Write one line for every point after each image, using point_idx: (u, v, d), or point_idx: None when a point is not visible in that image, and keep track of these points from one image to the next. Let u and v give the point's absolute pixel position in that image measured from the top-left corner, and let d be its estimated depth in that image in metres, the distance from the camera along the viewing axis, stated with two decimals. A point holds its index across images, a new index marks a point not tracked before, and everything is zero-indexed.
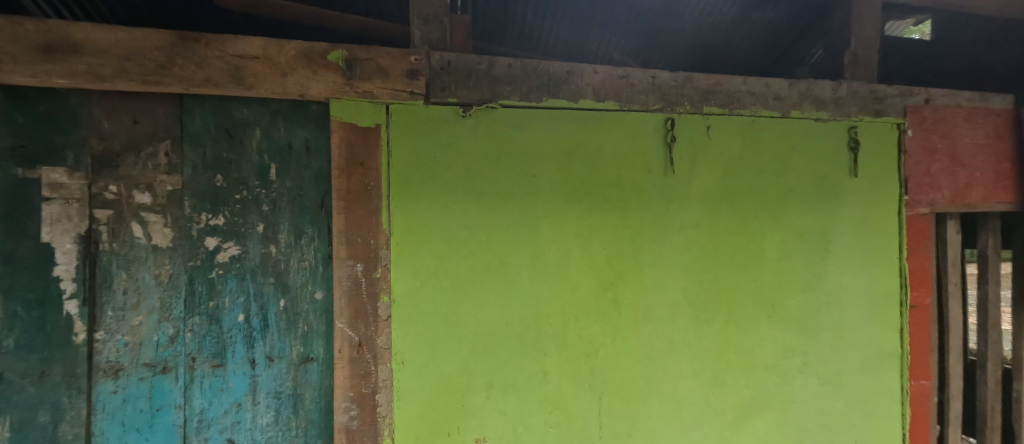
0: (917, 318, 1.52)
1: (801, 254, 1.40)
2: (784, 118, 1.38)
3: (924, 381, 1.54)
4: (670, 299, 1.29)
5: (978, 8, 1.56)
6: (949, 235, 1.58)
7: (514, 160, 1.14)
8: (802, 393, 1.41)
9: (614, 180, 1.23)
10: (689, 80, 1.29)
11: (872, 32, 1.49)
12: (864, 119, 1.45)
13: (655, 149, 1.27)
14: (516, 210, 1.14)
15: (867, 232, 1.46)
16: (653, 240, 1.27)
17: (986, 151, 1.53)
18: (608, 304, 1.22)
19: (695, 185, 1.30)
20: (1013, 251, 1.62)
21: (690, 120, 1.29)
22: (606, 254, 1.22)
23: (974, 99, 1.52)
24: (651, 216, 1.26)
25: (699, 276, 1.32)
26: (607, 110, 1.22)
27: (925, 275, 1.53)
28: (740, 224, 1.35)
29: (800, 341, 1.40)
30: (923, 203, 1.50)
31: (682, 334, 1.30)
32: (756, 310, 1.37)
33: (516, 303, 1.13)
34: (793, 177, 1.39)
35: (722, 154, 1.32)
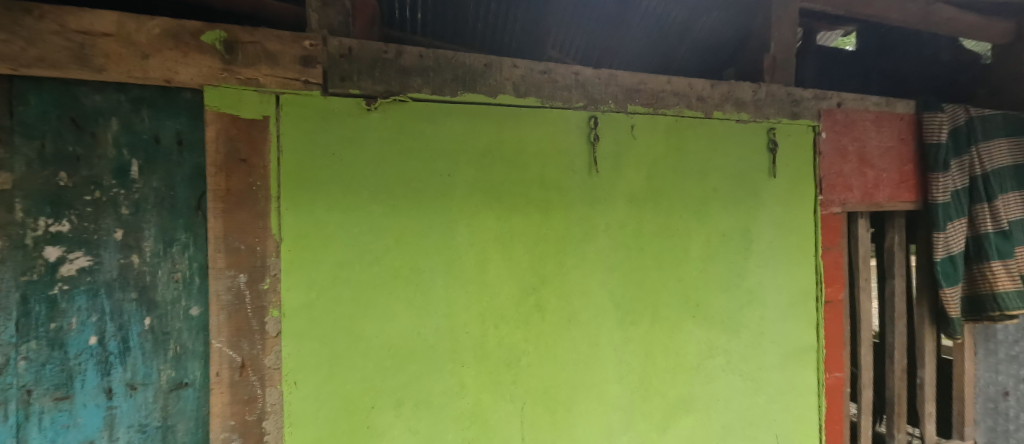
0: (831, 312, 1.60)
1: (724, 253, 1.43)
2: (707, 118, 1.40)
3: (837, 372, 1.62)
4: (596, 302, 1.26)
5: (886, 17, 1.65)
6: (861, 233, 1.66)
7: (427, 158, 1.06)
8: (725, 390, 1.44)
9: (537, 180, 1.18)
10: (614, 78, 1.26)
11: (788, 38, 1.55)
12: (782, 121, 1.50)
13: (579, 149, 1.23)
14: (430, 212, 1.06)
15: (785, 231, 1.51)
16: (578, 242, 1.24)
17: (891, 153, 1.61)
18: (531, 310, 1.18)
19: (620, 186, 1.29)
20: (917, 248, 1.71)
21: (614, 119, 1.27)
22: (529, 258, 1.17)
23: (881, 104, 1.60)
24: (575, 218, 1.23)
25: (625, 278, 1.30)
26: (528, 106, 1.17)
27: (837, 271, 1.60)
28: (666, 225, 1.35)
29: (722, 339, 1.43)
30: (836, 202, 1.57)
31: (608, 337, 1.28)
32: (681, 311, 1.38)
33: (429, 313, 1.05)
34: (716, 178, 1.42)
35: (647, 154, 1.32)
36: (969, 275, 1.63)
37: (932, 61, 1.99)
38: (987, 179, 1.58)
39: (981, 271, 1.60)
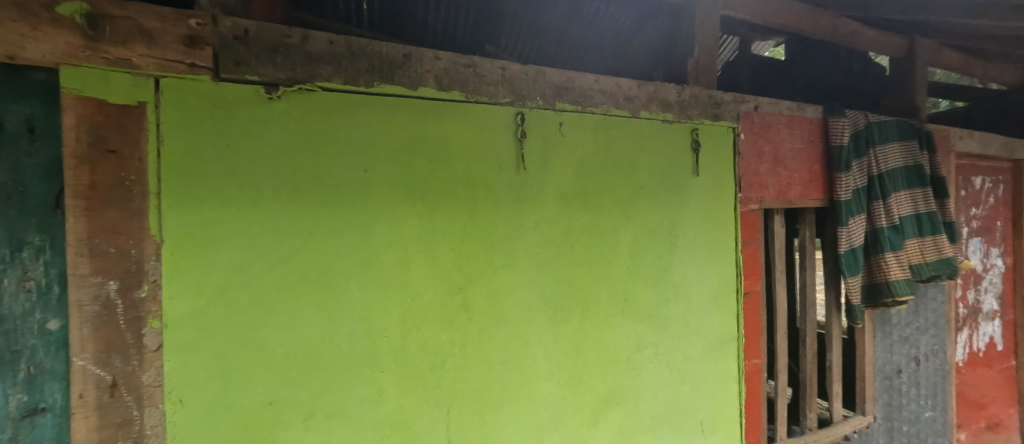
0: (749, 303, 1.69)
1: (651, 249, 1.48)
2: (633, 117, 1.44)
3: (755, 359, 1.72)
4: (526, 300, 1.26)
5: (799, 28, 1.77)
6: (777, 228, 1.77)
7: (340, 152, 0.99)
8: (653, 382, 1.49)
9: (463, 177, 1.15)
10: (541, 74, 1.27)
11: (711, 43, 1.64)
12: (704, 122, 1.57)
13: (506, 145, 1.21)
14: (344, 210, 0.99)
15: (708, 227, 1.58)
16: (507, 240, 1.22)
17: (803, 154, 1.73)
18: (457, 310, 1.14)
19: (549, 183, 1.28)
20: (827, 242, 1.84)
21: (542, 116, 1.27)
22: (455, 257, 1.14)
23: (793, 108, 1.71)
24: (503, 215, 1.21)
25: (555, 275, 1.30)
26: (453, 100, 1.13)
27: (755, 264, 1.70)
28: (595, 222, 1.37)
29: (650, 333, 1.48)
30: (754, 200, 1.66)
31: (538, 335, 1.28)
32: (610, 306, 1.40)
33: (342, 317, 0.99)
34: (643, 176, 1.46)
35: (575, 152, 1.33)
36: (867, 265, 1.75)
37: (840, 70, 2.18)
38: (881, 179, 1.74)
39: (877, 261, 1.72)
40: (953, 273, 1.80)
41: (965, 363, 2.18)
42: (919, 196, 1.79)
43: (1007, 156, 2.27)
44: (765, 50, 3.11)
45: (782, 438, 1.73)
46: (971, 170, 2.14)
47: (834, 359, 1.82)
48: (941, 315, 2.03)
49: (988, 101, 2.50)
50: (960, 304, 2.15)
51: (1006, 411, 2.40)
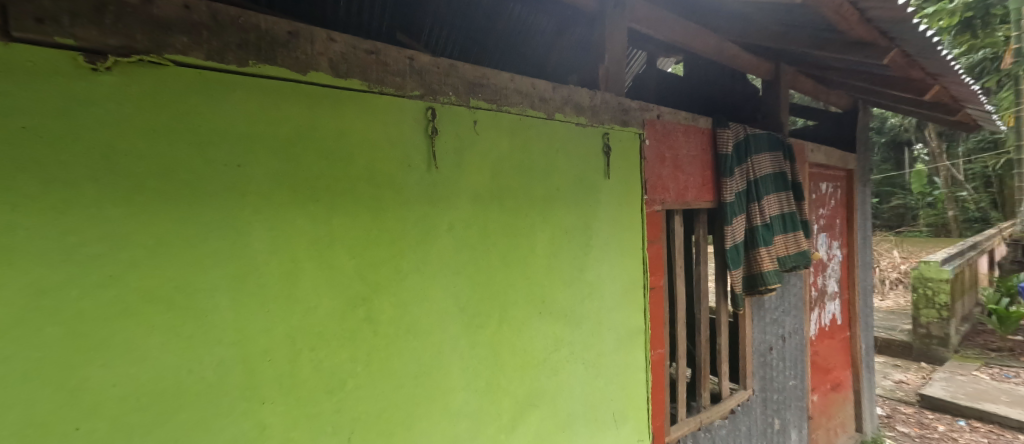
0: (655, 297, 1.81)
1: (567, 249, 1.49)
2: (549, 119, 1.44)
3: (660, 349, 1.85)
4: (439, 309, 1.17)
5: (691, 45, 1.95)
6: (676, 228, 1.91)
7: (204, 142, 0.80)
8: (569, 380, 1.51)
9: (366, 175, 1.02)
10: (453, 68, 1.20)
11: (619, 52, 1.71)
12: (614, 127, 1.63)
13: (416, 142, 1.11)
14: (210, 213, 0.81)
15: (618, 227, 1.65)
16: (418, 244, 1.12)
17: (698, 160, 1.89)
18: (359, 324, 1.02)
19: (463, 183, 1.21)
20: (715, 238, 2.04)
21: (454, 112, 1.20)
22: (356, 264, 1.01)
23: (689, 118, 1.86)
24: (413, 218, 1.11)
25: (471, 280, 1.24)
26: (353, 89, 1.01)
27: (658, 261, 1.83)
28: (512, 223, 1.33)
29: (567, 332, 1.50)
30: (657, 202, 1.78)
31: (453, 344, 1.20)
32: (528, 309, 1.38)
33: (208, 343, 0.82)
34: (559, 178, 1.46)
35: (491, 151, 1.28)
36: (747, 259, 1.98)
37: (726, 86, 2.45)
38: (755, 183, 1.99)
39: (754, 255, 1.97)
40: (808, 263, 2.14)
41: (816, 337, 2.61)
42: (785, 199, 2.08)
43: (843, 166, 2.77)
44: (669, 65, 3.39)
45: (682, 418, 1.87)
46: (819, 177, 2.57)
47: (722, 342, 2.03)
48: (798, 298, 2.40)
49: (830, 121, 3.04)
50: (812, 288, 2.56)
51: (843, 372, 2.93)
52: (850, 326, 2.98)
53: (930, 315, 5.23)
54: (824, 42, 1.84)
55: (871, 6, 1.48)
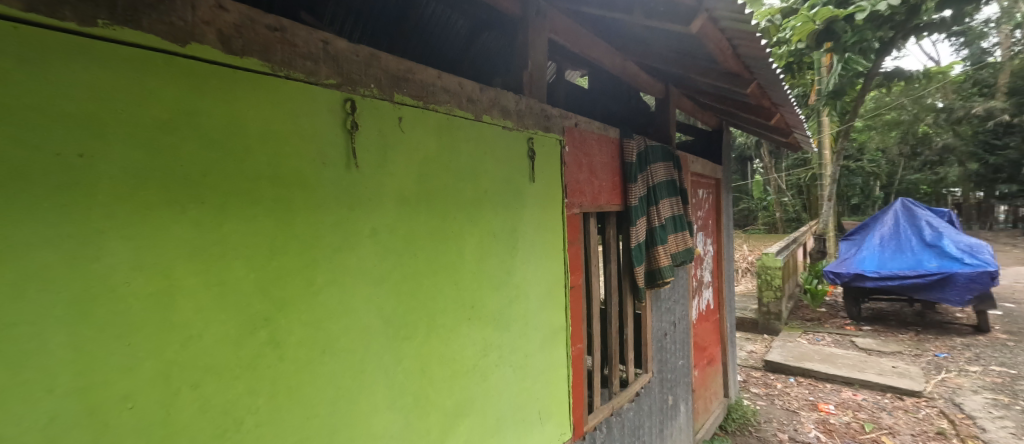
0: (574, 295, 1.92)
1: (494, 253, 1.47)
2: (476, 121, 1.40)
3: (578, 344, 1.97)
4: (362, 324, 1.06)
5: (602, 60, 2.09)
6: (592, 230, 2.06)
7: (24, 122, 0.58)
8: (497, 384, 1.49)
9: (269, 172, 0.86)
10: (375, 59, 1.10)
11: (542, 59, 1.73)
12: (538, 132, 1.66)
13: (333, 137, 0.99)
14: (39, 219, 0.60)
15: (543, 230, 1.69)
16: (335, 252, 0.99)
17: (608, 167, 2.06)
18: (262, 350, 0.87)
19: (387, 185, 1.11)
20: (623, 239, 2.24)
21: (377, 106, 1.09)
22: (256, 279, 0.85)
23: (601, 128, 2.02)
24: (328, 223, 0.98)
25: (397, 290, 1.14)
26: (253, 71, 0.85)
27: (577, 261, 1.94)
28: (439, 228, 1.26)
29: (495, 336, 1.48)
30: (576, 205, 1.88)
31: (376, 361, 1.09)
32: (456, 316, 1.33)
33: (38, 395, 0.61)
34: (487, 181, 1.43)
35: (418, 150, 1.19)
36: (648, 256, 2.23)
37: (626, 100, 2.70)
38: (654, 189, 2.26)
39: (653, 252, 2.22)
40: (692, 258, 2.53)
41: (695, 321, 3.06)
42: (675, 203, 2.43)
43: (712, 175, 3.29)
44: (575, 76, 3.62)
45: (597, 406, 2.02)
46: (697, 185, 3.03)
47: (629, 332, 2.25)
48: (684, 289, 2.81)
49: (704, 136, 3.58)
50: (693, 279, 2.99)
51: (712, 348, 3.49)
52: (716, 308, 3.56)
53: (768, 295, 6.40)
54: (706, 67, 2.14)
55: (742, 43, 1.77)
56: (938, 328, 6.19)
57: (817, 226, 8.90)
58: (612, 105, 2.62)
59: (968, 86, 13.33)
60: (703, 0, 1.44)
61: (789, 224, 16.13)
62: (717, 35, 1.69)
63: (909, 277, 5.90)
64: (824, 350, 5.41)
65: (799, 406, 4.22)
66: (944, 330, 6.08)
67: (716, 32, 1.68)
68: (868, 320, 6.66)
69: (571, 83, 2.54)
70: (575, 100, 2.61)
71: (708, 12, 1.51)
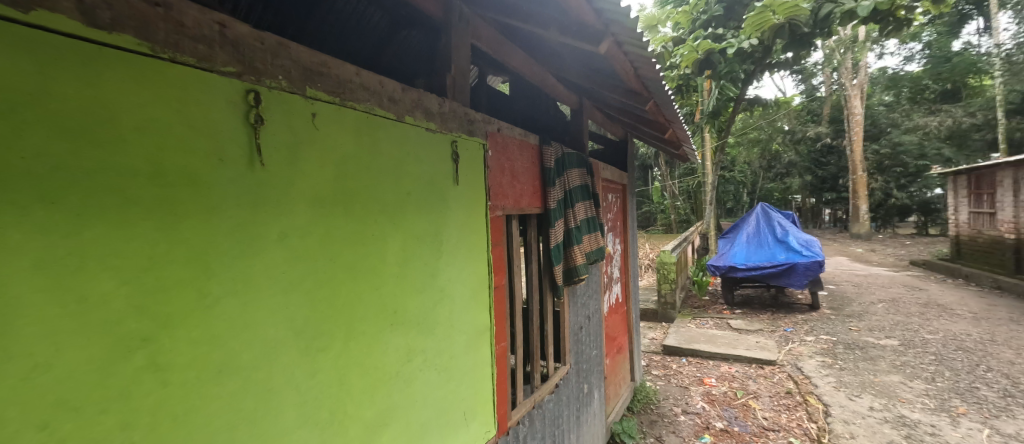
0: (498, 295, 1.97)
1: (419, 256, 1.41)
2: (399, 122, 1.34)
3: (502, 343, 2.03)
4: (268, 340, 0.93)
5: (521, 69, 2.18)
6: (514, 232, 2.13)
7: None
8: (422, 389, 1.43)
9: (147, 167, 0.71)
10: (282, 48, 1.00)
11: (464, 64, 1.75)
12: (461, 136, 1.67)
13: (232, 131, 0.85)
14: None
15: (468, 232, 1.69)
16: (235, 260, 0.85)
17: (529, 172, 2.16)
18: (141, 378, 0.72)
19: (300, 184, 0.99)
20: (542, 240, 2.36)
21: (286, 99, 0.98)
22: (130, 296, 0.70)
23: (522, 134, 2.11)
24: (226, 228, 0.84)
25: (310, 300, 1.02)
26: (126, 50, 0.70)
27: (500, 262, 2.00)
28: (360, 231, 1.16)
29: (420, 341, 1.42)
30: (499, 208, 1.94)
31: (287, 379, 0.97)
32: (379, 323, 1.24)
33: None
34: (412, 182, 1.37)
35: (335, 148, 1.09)
36: (565, 256, 2.38)
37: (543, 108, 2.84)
38: (569, 193, 2.43)
39: (569, 252, 2.38)
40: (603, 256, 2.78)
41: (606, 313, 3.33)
42: (588, 206, 2.65)
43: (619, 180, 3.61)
44: (495, 82, 3.71)
45: (520, 402, 2.10)
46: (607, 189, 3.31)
47: (548, 329, 2.37)
48: (596, 285, 3.04)
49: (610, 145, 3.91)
50: (604, 275, 3.26)
51: (620, 338, 3.82)
52: (624, 301, 3.89)
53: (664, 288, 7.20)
54: (612, 83, 2.36)
55: (641, 66, 1.99)
56: (785, 308, 7.51)
57: (701, 227, 10.20)
58: (529, 112, 2.74)
59: (805, 114, 17.32)
60: (610, 25, 1.60)
61: (679, 224, 18.23)
62: (621, 57, 1.88)
63: (767, 267, 7.05)
64: (708, 333, 6.23)
65: (689, 383, 4.80)
66: (791, 310, 7.40)
67: (620, 55, 1.87)
68: (739, 305, 7.82)
69: (491, 89, 2.61)
70: (495, 105, 2.68)
71: (613, 36, 1.69)
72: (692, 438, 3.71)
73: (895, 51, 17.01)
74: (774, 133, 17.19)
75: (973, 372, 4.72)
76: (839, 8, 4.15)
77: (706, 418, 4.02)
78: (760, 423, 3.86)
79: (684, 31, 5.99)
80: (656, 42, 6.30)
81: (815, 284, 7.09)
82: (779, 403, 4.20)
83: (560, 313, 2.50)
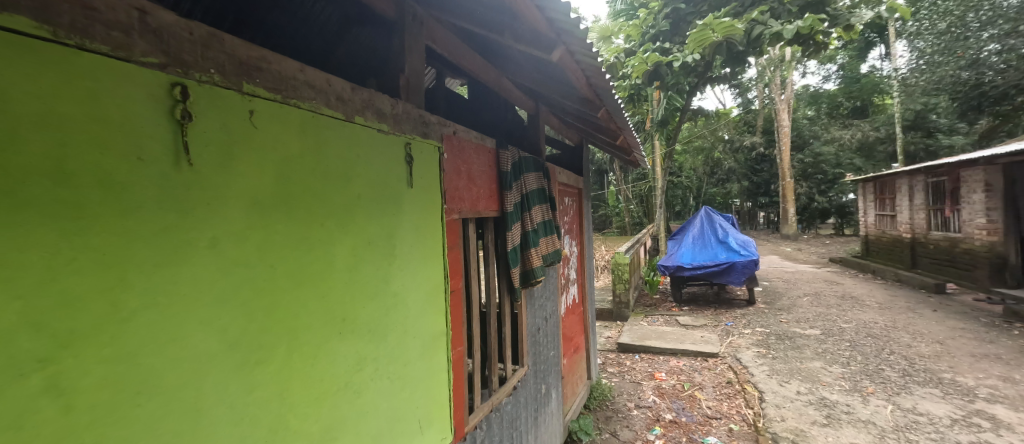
0: (454, 299, 1.95)
1: (370, 261, 1.36)
2: (348, 122, 1.29)
3: (459, 347, 2.01)
4: (199, 357, 0.85)
5: (478, 73, 2.18)
6: (470, 235, 2.13)
7: None
8: (373, 398, 1.38)
9: (46, 167, 0.63)
10: (215, 40, 0.93)
11: (419, 65, 1.72)
12: (415, 138, 1.64)
13: (153, 127, 0.77)
14: None
15: (422, 235, 1.66)
16: (156, 269, 0.77)
17: (485, 175, 2.16)
18: (39, 400, 0.63)
19: (235, 185, 0.91)
20: (499, 243, 2.37)
21: (219, 95, 0.90)
22: (23, 309, 0.61)
23: (478, 138, 2.11)
24: (145, 234, 0.75)
25: (246, 310, 0.94)
26: (23, 34, 0.62)
27: (456, 266, 1.99)
28: (305, 235, 1.09)
29: (371, 349, 1.36)
30: (455, 211, 1.92)
31: (219, 398, 0.89)
32: (325, 331, 1.17)
33: None
34: (361, 184, 1.32)
35: (276, 148, 1.02)
36: (522, 258, 2.41)
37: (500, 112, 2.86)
38: (526, 196, 2.46)
39: (526, 255, 2.41)
40: (559, 258, 2.84)
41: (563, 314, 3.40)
42: (545, 209, 2.70)
43: (575, 184, 3.70)
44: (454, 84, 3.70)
45: (478, 406, 2.09)
46: (563, 193, 3.39)
47: (506, 331, 2.38)
48: (554, 286, 3.10)
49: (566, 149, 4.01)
50: (561, 277, 3.32)
51: (577, 337, 3.91)
52: (580, 301, 3.99)
53: (619, 288, 7.47)
54: (566, 90, 2.42)
55: (593, 75, 2.07)
56: (727, 303, 8.03)
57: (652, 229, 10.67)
58: (486, 116, 2.75)
59: (741, 125, 18.87)
60: (562, 35, 1.65)
61: (632, 226, 18.98)
62: (573, 66, 1.94)
63: (711, 266, 7.50)
64: (659, 329, 6.52)
65: (642, 378, 5.00)
66: (731, 305, 7.92)
67: (572, 63, 1.93)
68: (687, 302, 8.25)
69: (448, 91, 2.59)
70: (452, 107, 2.67)
71: (565, 45, 1.74)
72: (643, 431, 3.86)
73: (817, 68, 18.76)
74: (716, 141, 18.39)
75: (880, 355, 5.28)
76: (768, 30, 4.52)
77: (657, 411, 4.21)
78: (704, 413, 4.10)
79: (634, 43, 6.26)
80: (609, 52, 6.55)
81: (752, 281, 7.64)
82: (722, 392, 4.48)
83: (518, 316, 2.52)
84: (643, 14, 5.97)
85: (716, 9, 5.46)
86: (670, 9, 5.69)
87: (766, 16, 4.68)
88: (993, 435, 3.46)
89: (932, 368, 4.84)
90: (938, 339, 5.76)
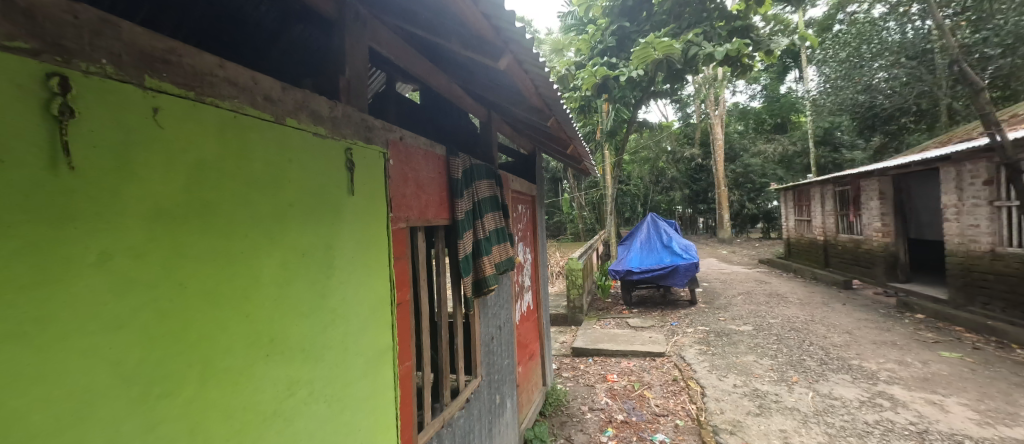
0: (401, 312, 1.89)
1: (303, 275, 1.27)
2: (278, 123, 1.21)
3: (407, 362, 1.94)
4: (84, 389, 0.73)
5: (427, 77, 2.15)
6: (419, 244, 2.07)
7: None
8: (308, 423, 1.28)
9: None
10: (110, 28, 0.84)
11: (361, 67, 1.66)
12: (356, 143, 1.57)
13: (21, 123, 0.66)
14: None
15: (364, 246, 1.59)
16: (26, 289, 0.66)
17: (435, 182, 2.13)
18: None
19: (137, 191, 0.80)
20: (450, 252, 2.32)
21: (115, 88, 0.79)
22: None
23: (427, 145, 2.07)
24: (10, 248, 0.63)
25: (148, 335, 0.83)
26: None
27: (403, 277, 1.92)
28: (222, 248, 0.99)
29: (304, 370, 1.27)
30: (402, 219, 1.86)
31: (113, 436, 0.77)
32: (248, 354, 1.07)
33: None
34: (293, 193, 1.24)
35: (188, 150, 0.92)
36: (475, 267, 2.38)
37: (451, 119, 2.84)
38: (478, 204, 2.46)
39: (479, 263, 2.38)
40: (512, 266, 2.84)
41: (518, 322, 3.41)
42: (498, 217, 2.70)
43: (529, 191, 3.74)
44: (405, 90, 3.63)
45: (428, 421, 2.02)
46: (517, 200, 3.42)
47: (458, 342, 2.34)
48: (507, 295, 3.11)
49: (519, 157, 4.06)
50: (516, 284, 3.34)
51: (532, 344, 3.94)
52: (535, 308, 4.02)
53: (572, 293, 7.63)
54: (517, 99, 2.45)
55: (541, 85, 2.11)
56: (671, 304, 8.45)
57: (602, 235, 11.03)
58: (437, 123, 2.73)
59: (681, 137, 20.12)
60: (509, 44, 1.67)
61: (585, 232, 19.54)
62: (521, 75, 1.97)
63: (656, 269, 7.87)
64: (611, 332, 6.71)
65: (595, 381, 5.10)
66: (676, 306, 8.34)
67: (521, 73, 1.95)
68: (635, 305, 8.58)
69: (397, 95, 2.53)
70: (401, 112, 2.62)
71: (513, 54, 1.76)
72: (596, 434, 3.93)
73: (744, 87, 20.52)
74: (660, 152, 19.49)
75: (802, 347, 5.79)
76: (702, 51, 4.89)
77: (610, 413, 4.31)
78: (653, 411, 4.25)
79: (584, 57, 6.48)
80: (559, 65, 6.75)
81: (694, 283, 8.11)
82: (668, 389, 4.69)
83: (470, 325, 2.47)
84: (590, 30, 6.23)
85: (656, 29, 5.77)
86: (616, 27, 5.96)
87: (699, 38, 5.03)
88: (893, 412, 3.89)
89: (844, 356, 5.38)
90: (847, 329, 6.42)
